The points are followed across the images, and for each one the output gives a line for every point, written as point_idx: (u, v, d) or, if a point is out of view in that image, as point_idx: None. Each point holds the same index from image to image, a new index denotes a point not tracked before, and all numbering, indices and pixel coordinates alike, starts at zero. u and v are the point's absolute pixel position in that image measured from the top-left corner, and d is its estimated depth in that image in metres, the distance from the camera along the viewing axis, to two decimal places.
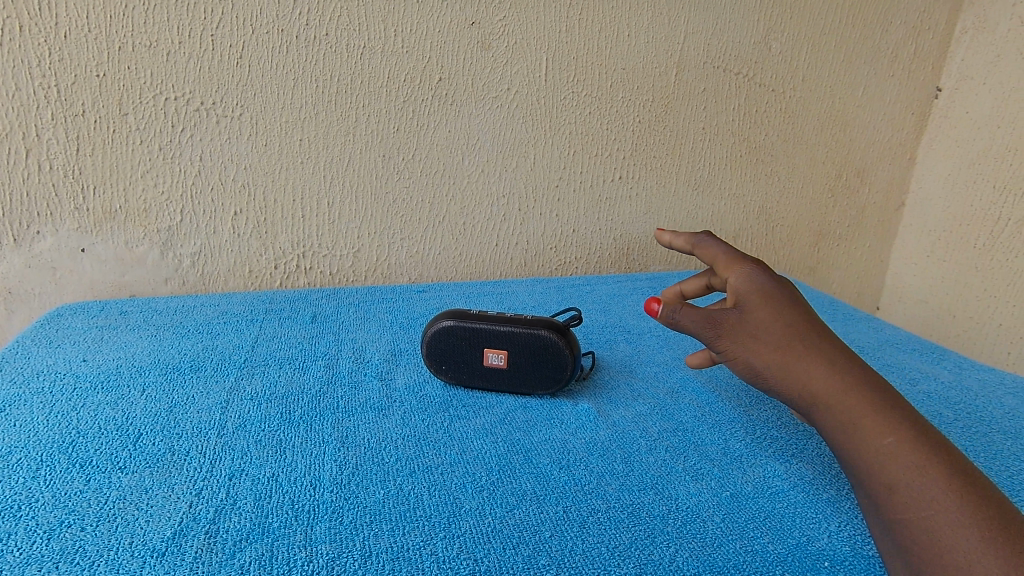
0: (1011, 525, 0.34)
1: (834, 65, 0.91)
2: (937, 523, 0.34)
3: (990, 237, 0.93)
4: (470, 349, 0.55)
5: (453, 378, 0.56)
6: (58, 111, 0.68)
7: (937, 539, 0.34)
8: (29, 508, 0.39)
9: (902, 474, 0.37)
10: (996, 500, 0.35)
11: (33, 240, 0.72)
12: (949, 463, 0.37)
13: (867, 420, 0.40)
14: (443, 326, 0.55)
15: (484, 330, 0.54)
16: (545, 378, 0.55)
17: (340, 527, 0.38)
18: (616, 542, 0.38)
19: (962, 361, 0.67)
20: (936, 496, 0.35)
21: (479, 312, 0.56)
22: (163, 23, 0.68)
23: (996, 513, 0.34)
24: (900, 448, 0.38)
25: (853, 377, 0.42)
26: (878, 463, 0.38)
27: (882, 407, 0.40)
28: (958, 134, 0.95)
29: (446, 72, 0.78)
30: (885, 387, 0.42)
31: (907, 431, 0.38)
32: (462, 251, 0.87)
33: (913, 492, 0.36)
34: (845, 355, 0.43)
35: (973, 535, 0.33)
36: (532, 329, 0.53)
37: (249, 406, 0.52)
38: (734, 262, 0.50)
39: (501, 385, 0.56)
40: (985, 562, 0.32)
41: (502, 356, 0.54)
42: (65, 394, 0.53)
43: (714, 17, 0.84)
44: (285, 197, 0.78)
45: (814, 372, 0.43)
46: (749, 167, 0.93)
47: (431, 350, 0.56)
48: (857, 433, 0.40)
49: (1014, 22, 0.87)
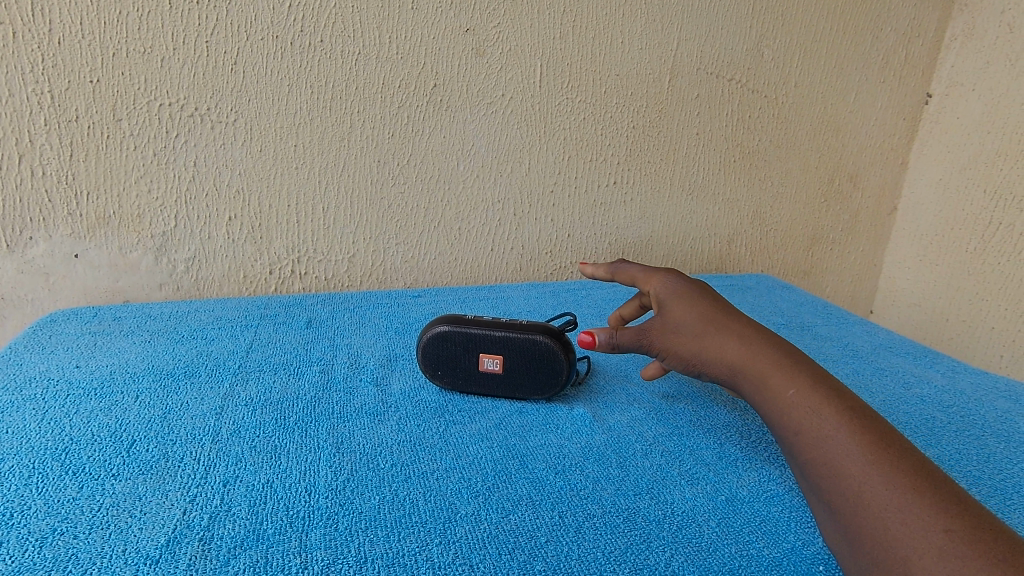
0: (902, 450, 0.35)
1: (825, 71, 0.92)
2: (839, 461, 0.36)
3: (981, 242, 0.94)
4: (466, 354, 0.55)
5: (449, 382, 0.56)
6: (51, 117, 0.68)
7: (840, 476, 0.35)
8: (21, 516, 0.39)
9: (806, 422, 0.38)
10: (889, 429, 0.37)
11: (26, 246, 0.72)
12: (846, 404, 0.38)
13: (773, 379, 0.42)
14: (438, 331, 0.55)
15: (479, 335, 0.54)
16: (541, 383, 0.55)
17: (335, 534, 0.38)
18: (612, 547, 0.38)
19: (955, 364, 0.68)
20: (833, 436, 0.37)
21: (474, 316, 0.55)
22: (158, 29, 0.68)
23: (889, 440, 0.36)
24: (802, 399, 0.39)
25: (758, 344, 0.44)
26: (787, 417, 0.40)
27: (784, 365, 0.42)
28: (948, 140, 0.96)
29: (441, 78, 0.78)
30: (799, 358, 0.43)
31: (807, 381, 0.40)
32: (458, 257, 0.87)
33: (816, 437, 0.37)
34: (751, 326, 0.46)
35: (869, 464, 0.35)
36: (527, 334, 0.53)
37: (244, 412, 0.52)
38: (653, 275, 0.54)
39: (497, 389, 0.56)
40: (880, 487, 0.34)
41: (498, 361, 0.54)
42: (58, 401, 0.52)
43: (707, 24, 0.85)
44: (280, 202, 0.78)
45: (723, 347, 0.45)
46: (742, 173, 0.94)
47: (427, 355, 0.56)
48: (767, 394, 0.42)
49: (1003, 29, 0.88)
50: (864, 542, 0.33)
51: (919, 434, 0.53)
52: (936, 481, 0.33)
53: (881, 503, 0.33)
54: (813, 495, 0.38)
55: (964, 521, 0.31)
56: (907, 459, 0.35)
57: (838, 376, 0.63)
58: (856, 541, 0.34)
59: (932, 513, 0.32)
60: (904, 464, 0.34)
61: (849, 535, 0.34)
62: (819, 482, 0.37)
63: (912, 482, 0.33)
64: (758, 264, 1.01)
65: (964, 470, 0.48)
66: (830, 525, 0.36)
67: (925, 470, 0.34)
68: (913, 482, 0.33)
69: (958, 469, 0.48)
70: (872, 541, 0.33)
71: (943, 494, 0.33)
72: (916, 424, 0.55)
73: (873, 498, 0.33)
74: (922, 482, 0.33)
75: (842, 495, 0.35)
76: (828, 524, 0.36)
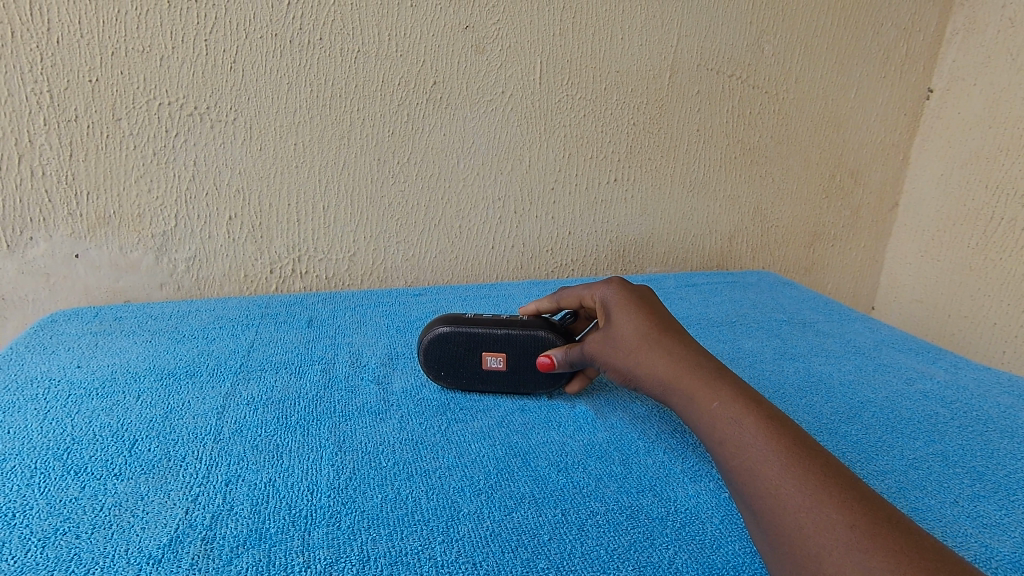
0: (816, 454, 0.36)
1: (826, 67, 0.92)
2: (757, 467, 0.36)
3: (983, 237, 0.94)
4: (468, 355, 0.54)
5: (455, 384, 0.56)
6: (51, 117, 0.68)
7: (759, 482, 0.36)
8: (23, 516, 0.39)
9: (729, 433, 0.39)
10: (804, 435, 0.37)
11: (26, 246, 0.72)
12: (765, 413, 0.39)
13: (699, 392, 0.42)
14: (438, 333, 0.54)
15: (479, 334, 0.53)
16: (547, 378, 0.54)
17: (337, 533, 0.38)
18: (615, 545, 0.38)
19: (957, 360, 0.68)
20: (752, 444, 0.37)
21: (473, 316, 0.55)
22: (157, 28, 0.68)
23: (804, 445, 0.36)
24: (722, 409, 0.40)
25: (685, 357, 0.44)
26: (712, 428, 0.40)
27: (710, 378, 0.42)
28: (950, 135, 0.96)
29: (440, 75, 0.78)
30: (723, 371, 0.43)
31: (731, 392, 0.41)
32: (458, 255, 0.87)
33: (736, 447, 0.38)
34: (680, 338, 0.46)
35: (786, 470, 0.35)
36: (528, 329, 0.53)
37: (245, 411, 0.52)
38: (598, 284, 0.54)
39: (503, 386, 0.56)
40: (796, 491, 0.34)
41: (501, 359, 0.54)
42: (59, 401, 0.52)
43: (707, 19, 0.84)
44: (281, 201, 0.78)
45: (653, 360, 0.45)
46: (743, 169, 0.94)
47: (429, 358, 0.55)
48: (695, 406, 0.42)
49: (1004, 24, 0.87)
50: (783, 545, 0.33)
51: (922, 430, 0.53)
52: (846, 481, 0.34)
53: (799, 506, 0.33)
54: (739, 503, 0.38)
55: (872, 518, 0.32)
56: (821, 461, 0.35)
57: (840, 372, 0.63)
58: (776, 545, 0.34)
59: (842, 512, 0.32)
60: (817, 467, 0.35)
61: (770, 541, 0.34)
62: (742, 489, 0.37)
63: (824, 484, 0.34)
64: (759, 260, 1.01)
65: (968, 466, 0.48)
66: (754, 532, 0.36)
67: (837, 472, 0.35)
68: (825, 482, 0.34)
69: (961, 464, 0.48)
70: (789, 543, 0.33)
71: (853, 493, 0.33)
72: (919, 420, 0.54)
73: (790, 501, 0.34)
74: (833, 483, 0.34)
75: (763, 501, 0.35)
76: (753, 532, 0.36)
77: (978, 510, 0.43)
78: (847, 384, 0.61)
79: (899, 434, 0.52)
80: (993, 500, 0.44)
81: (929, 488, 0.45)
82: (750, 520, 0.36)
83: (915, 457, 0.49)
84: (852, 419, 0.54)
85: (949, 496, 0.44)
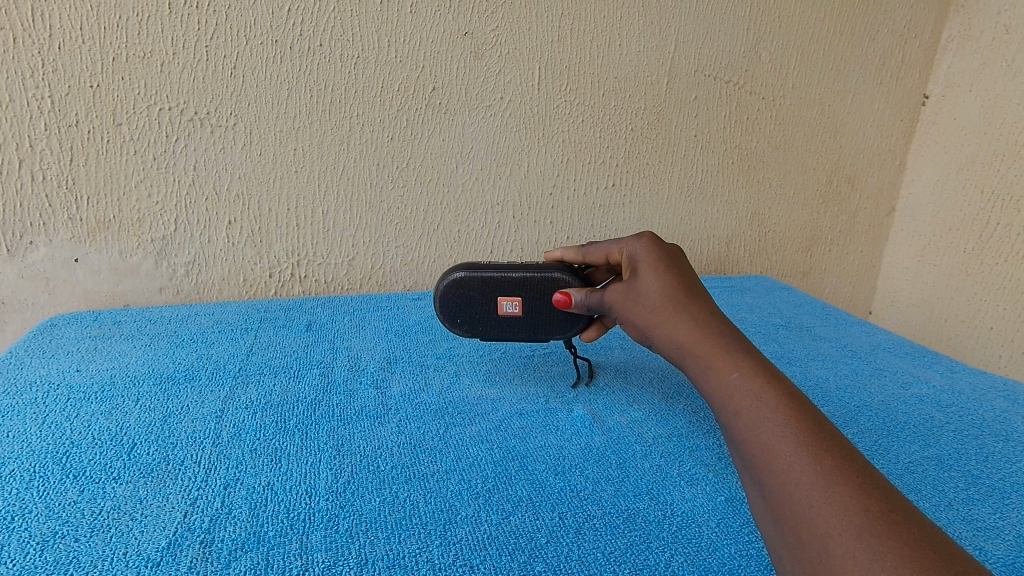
0: (834, 436, 0.35)
1: (822, 72, 0.93)
2: (771, 440, 0.35)
3: (979, 242, 0.94)
4: (484, 300, 0.55)
5: (470, 331, 0.56)
6: (51, 122, 0.68)
7: (771, 455, 0.35)
8: (22, 519, 0.39)
9: (746, 405, 0.38)
10: (823, 417, 0.36)
11: (26, 250, 0.72)
12: (787, 390, 0.38)
13: (721, 363, 0.41)
14: (454, 279, 0.54)
15: (496, 278, 0.53)
16: (562, 322, 0.54)
17: (336, 536, 0.38)
18: (612, 548, 0.38)
19: (953, 364, 0.68)
20: (769, 418, 0.36)
21: (488, 263, 0.55)
22: (157, 33, 0.68)
23: (822, 427, 0.35)
24: (742, 381, 0.39)
25: (710, 327, 0.43)
26: (730, 399, 0.39)
27: (733, 351, 0.41)
28: (946, 140, 0.97)
29: (439, 81, 0.78)
30: (749, 346, 0.42)
31: (753, 367, 0.40)
32: (457, 259, 0.87)
33: (751, 418, 0.37)
34: (708, 308, 0.45)
35: (801, 446, 0.34)
36: (544, 272, 0.53)
37: (244, 415, 0.52)
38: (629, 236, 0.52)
39: (518, 331, 0.56)
40: (809, 467, 0.33)
41: (516, 303, 0.54)
42: (59, 405, 0.53)
43: (704, 26, 0.85)
44: (280, 206, 0.78)
45: (677, 327, 0.44)
46: (741, 174, 0.94)
47: (444, 305, 0.55)
48: (714, 376, 0.41)
49: (999, 30, 0.88)
50: (786, 521, 0.32)
51: (918, 434, 0.53)
52: (862, 468, 0.33)
53: (809, 483, 0.32)
54: (745, 476, 0.37)
55: (886, 505, 0.30)
56: (838, 444, 0.34)
57: (837, 376, 0.63)
58: (779, 521, 0.33)
59: (855, 495, 0.31)
60: (834, 449, 0.34)
61: (774, 516, 0.33)
62: (750, 459, 0.36)
63: (839, 466, 0.33)
64: (757, 265, 1.01)
65: (963, 469, 0.48)
66: (758, 506, 0.35)
67: (854, 457, 0.33)
68: (840, 464, 0.33)
69: (956, 468, 0.48)
70: (794, 519, 0.32)
71: (868, 479, 0.32)
72: (915, 424, 0.55)
73: (801, 478, 0.33)
74: (847, 464, 0.33)
75: (771, 473, 0.34)
76: (756, 505, 0.35)
77: (973, 513, 0.43)
78: (843, 389, 0.61)
79: (895, 438, 0.52)
80: (987, 504, 0.44)
81: (924, 492, 0.45)
82: (755, 493, 0.35)
83: (910, 461, 0.49)
84: (848, 422, 0.55)
85: (944, 499, 0.44)
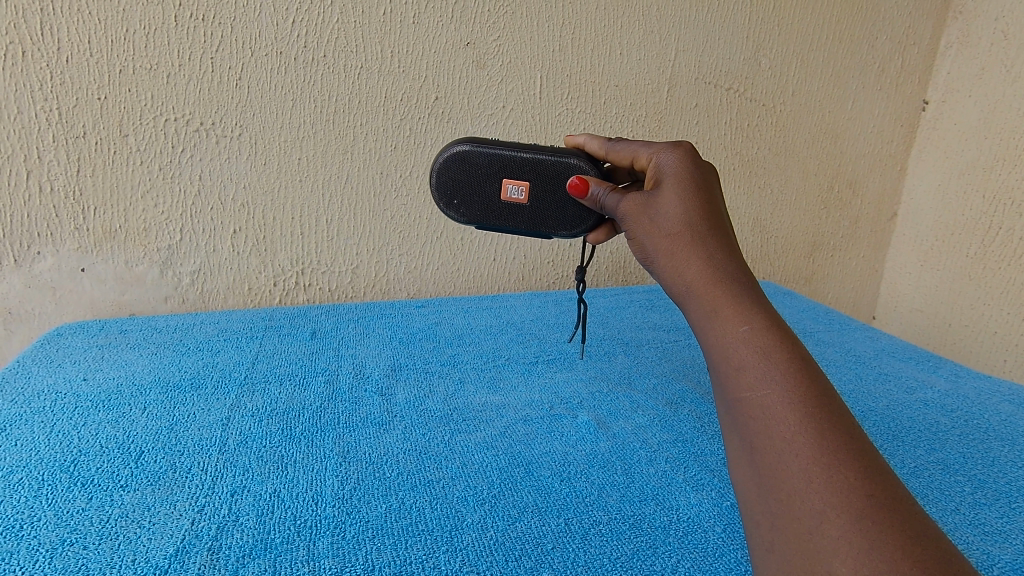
0: (843, 410, 0.31)
1: (823, 79, 0.93)
2: (771, 399, 0.32)
3: (981, 247, 0.95)
4: (487, 182, 0.51)
5: (465, 216, 0.52)
6: (59, 134, 0.69)
7: (769, 415, 0.31)
8: (30, 527, 0.39)
9: (749, 359, 0.34)
10: (833, 387, 0.33)
11: (33, 260, 0.72)
12: (797, 350, 0.34)
13: (727, 310, 0.36)
14: (458, 151, 0.50)
15: (506, 155, 0.50)
16: (570, 217, 0.51)
17: (342, 543, 0.38)
18: (618, 553, 0.38)
19: (958, 368, 0.68)
20: (774, 376, 0.32)
21: (496, 142, 0.52)
22: (164, 46, 0.69)
23: (831, 397, 0.32)
24: (750, 333, 0.35)
25: (724, 267, 0.39)
26: (730, 350, 0.35)
27: (743, 300, 0.37)
28: (946, 145, 0.97)
29: (442, 90, 0.79)
30: (760, 294, 0.38)
31: (763, 320, 0.35)
32: (460, 267, 0.88)
33: (753, 372, 0.33)
34: (727, 246, 0.40)
35: (808, 416, 0.31)
36: (560, 157, 0.50)
37: (250, 423, 0.52)
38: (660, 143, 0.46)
39: (519, 222, 0.52)
40: (812, 439, 0.30)
41: (523, 189, 0.50)
42: (66, 413, 0.53)
43: (703, 34, 0.86)
44: (284, 215, 0.79)
45: (687, 262, 0.40)
46: (742, 181, 0.95)
47: (442, 181, 0.51)
48: (716, 323, 0.37)
49: (998, 36, 0.90)
50: (775, 494, 0.29)
51: (924, 438, 0.53)
52: (869, 450, 0.30)
53: (814, 459, 0.29)
54: (729, 432, 0.33)
55: (892, 496, 0.28)
56: (847, 420, 0.31)
57: (841, 381, 0.63)
58: (767, 491, 0.30)
59: (861, 481, 0.28)
60: (842, 424, 0.30)
61: (760, 483, 0.30)
62: (742, 412, 0.33)
63: (847, 446, 0.29)
64: (760, 270, 1.01)
65: (969, 473, 0.48)
66: (738, 466, 0.32)
67: (860, 436, 0.30)
68: (845, 440, 0.30)
69: (962, 472, 0.48)
70: (788, 495, 0.29)
71: (875, 463, 0.29)
72: (920, 429, 0.55)
73: (803, 452, 0.29)
74: (852, 441, 0.30)
75: (769, 438, 0.31)
76: (735, 464, 0.32)
77: (980, 517, 0.43)
78: (848, 394, 0.61)
79: (900, 443, 0.52)
80: (994, 507, 0.44)
81: (931, 496, 0.45)
82: (739, 453, 0.32)
83: (916, 466, 0.49)
84: None
85: (950, 503, 0.44)
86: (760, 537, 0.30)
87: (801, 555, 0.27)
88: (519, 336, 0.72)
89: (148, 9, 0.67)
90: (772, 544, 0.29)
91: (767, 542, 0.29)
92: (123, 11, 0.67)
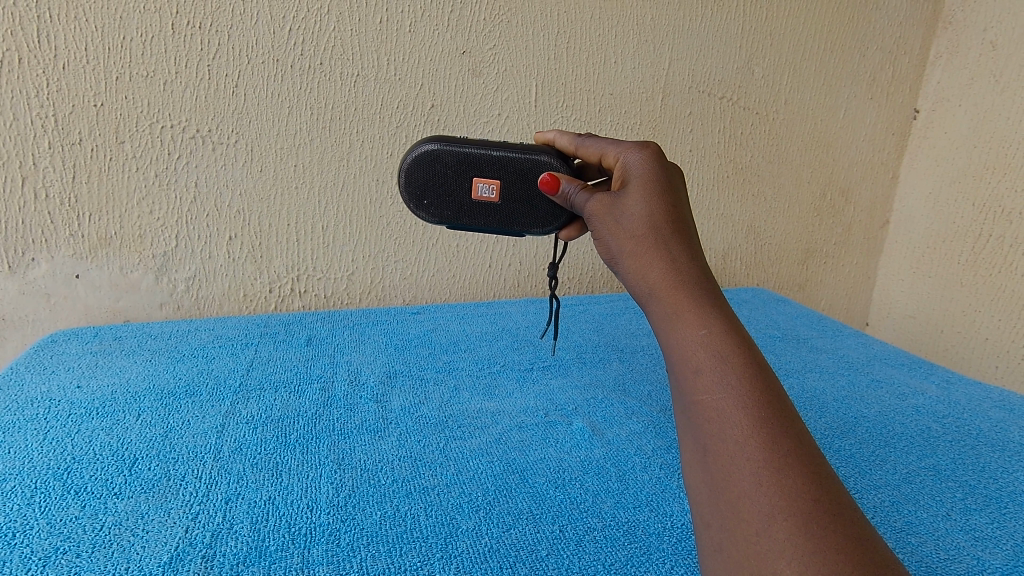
0: (794, 417, 0.32)
1: (815, 88, 0.94)
2: (726, 405, 0.32)
3: (972, 253, 0.96)
4: (457, 181, 0.50)
5: (436, 217, 0.51)
6: (55, 140, 0.69)
7: (724, 421, 0.31)
8: (23, 536, 0.39)
9: (707, 363, 0.34)
10: (785, 393, 0.33)
11: (28, 267, 0.72)
12: (752, 355, 0.34)
13: (687, 314, 0.36)
14: (426, 151, 0.50)
15: (475, 154, 0.50)
16: (542, 215, 0.51)
17: (336, 550, 0.38)
18: (612, 559, 0.39)
19: (950, 374, 0.69)
20: (731, 382, 0.32)
21: (463, 140, 0.51)
22: (161, 54, 0.69)
23: (782, 404, 0.32)
24: (709, 339, 0.34)
25: (686, 271, 0.38)
26: (688, 353, 0.34)
27: (704, 304, 0.36)
28: (937, 154, 0.99)
29: (438, 99, 0.80)
30: (720, 298, 0.37)
31: (721, 324, 0.35)
32: (456, 273, 0.88)
33: (710, 379, 0.33)
34: (689, 250, 0.39)
35: (761, 422, 0.31)
36: (531, 155, 0.50)
37: (244, 430, 0.52)
38: (629, 141, 0.45)
39: (490, 222, 0.52)
40: (764, 446, 0.30)
41: (493, 187, 0.50)
42: (60, 420, 0.53)
43: (697, 44, 0.87)
44: (280, 221, 0.79)
45: (649, 264, 0.39)
46: (736, 188, 0.95)
47: (410, 182, 0.50)
48: (676, 326, 0.36)
49: (986, 47, 0.91)
50: (724, 497, 0.29)
51: (915, 444, 0.54)
52: (816, 456, 0.30)
53: (764, 463, 0.29)
54: (683, 434, 0.33)
55: (836, 500, 0.28)
56: (798, 427, 0.31)
57: (834, 388, 0.64)
58: (717, 494, 0.30)
59: (808, 486, 0.29)
60: (793, 431, 0.31)
61: (710, 485, 0.30)
62: (696, 416, 0.32)
63: (796, 452, 0.30)
64: (754, 277, 1.02)
65: (959, 479, 0.49)
66: (690, 468, 0.32)
67: (808, 442, 0.31)
68: (795, 449, 0.30)
69: (953, 477, 0.49)
70: (739, 496, 0.29)
71: (820, 468, 0.30)
72: (912, 435, 0.55)
73: (755, 456, 0.30)
74: (800, 449, 0.30)
75: (723, 442, 0.31)
76: (688, 468, 0.32)
77: (971, 523, 0.43)
78: (840, 400, 0.61)
79: (892, 448, 0.53)
80: (985, 513, 0.44)
81: (921, 502, 0.46)
82: (692, 454, 0.32)
83: (907, 471, 0.49)
84: (846, 433, 0.55)
85: (941, 509, 0.45)
86: (709, 538, 0.30)
87: (746, 556, 0.28)
88: (514, 344, 0.72)
89: (145, 17, 0.68)
90: (720, 545, 0.29)
91: (715, 542, 0.29)
92: (120, 19, 0.67)
